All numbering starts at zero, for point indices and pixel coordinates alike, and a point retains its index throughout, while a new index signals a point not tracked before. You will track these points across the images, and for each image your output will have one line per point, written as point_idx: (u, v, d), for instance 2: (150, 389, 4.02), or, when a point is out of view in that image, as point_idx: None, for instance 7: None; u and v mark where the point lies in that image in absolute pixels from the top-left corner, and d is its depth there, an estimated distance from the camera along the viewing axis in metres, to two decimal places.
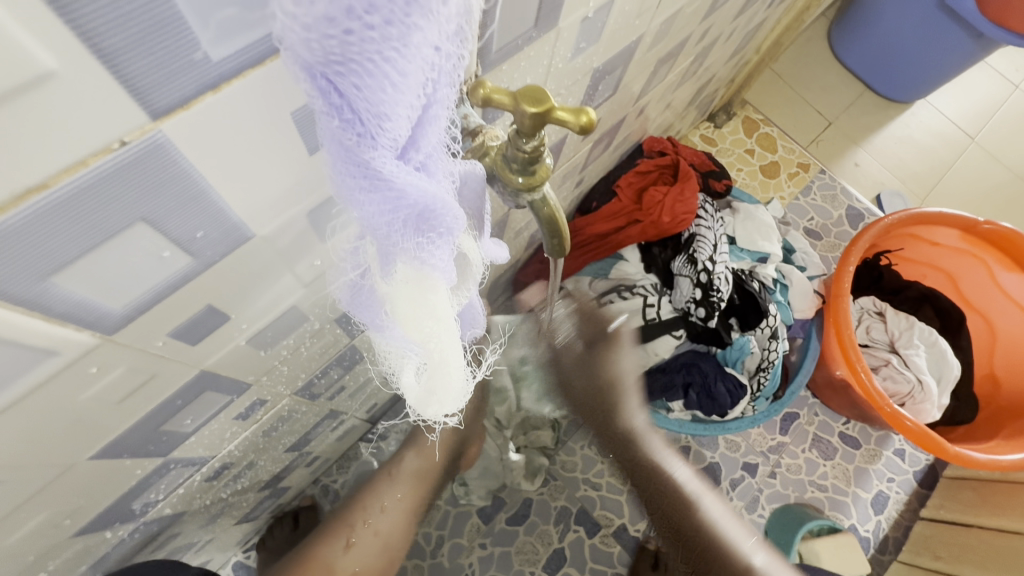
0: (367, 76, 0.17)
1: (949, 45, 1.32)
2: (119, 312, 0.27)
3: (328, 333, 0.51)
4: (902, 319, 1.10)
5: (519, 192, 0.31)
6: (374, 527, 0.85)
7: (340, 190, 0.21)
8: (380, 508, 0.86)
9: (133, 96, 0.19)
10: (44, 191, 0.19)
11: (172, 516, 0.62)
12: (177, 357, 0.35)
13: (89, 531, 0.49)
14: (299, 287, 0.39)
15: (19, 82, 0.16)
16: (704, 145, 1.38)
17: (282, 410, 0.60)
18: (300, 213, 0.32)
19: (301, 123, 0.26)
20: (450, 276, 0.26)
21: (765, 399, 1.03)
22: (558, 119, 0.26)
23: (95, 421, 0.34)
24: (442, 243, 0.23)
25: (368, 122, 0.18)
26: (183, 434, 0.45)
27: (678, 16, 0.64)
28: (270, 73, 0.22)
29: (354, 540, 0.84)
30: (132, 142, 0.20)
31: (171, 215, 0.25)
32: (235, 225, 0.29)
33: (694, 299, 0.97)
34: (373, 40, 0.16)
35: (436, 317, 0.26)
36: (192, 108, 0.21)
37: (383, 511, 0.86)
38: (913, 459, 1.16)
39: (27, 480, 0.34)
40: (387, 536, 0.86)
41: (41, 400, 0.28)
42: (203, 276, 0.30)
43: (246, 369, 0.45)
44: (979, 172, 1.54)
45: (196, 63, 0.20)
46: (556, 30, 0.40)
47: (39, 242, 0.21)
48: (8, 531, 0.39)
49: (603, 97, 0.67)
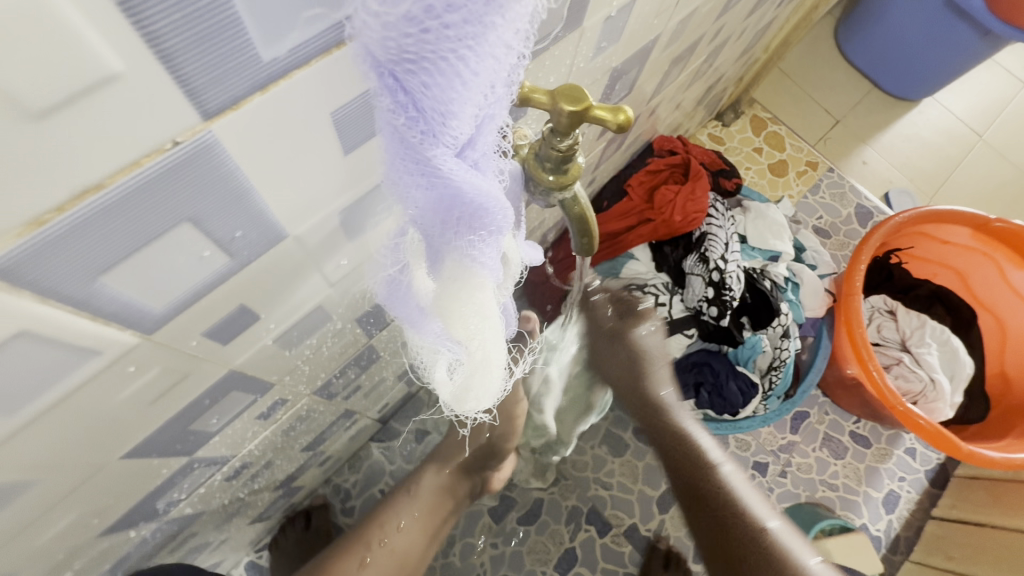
0: (437, 75, 0.17)
1: (959, 42, 1.32)
2: (158, 312, 0.27)
3: (348, 333, 0.52)
4: (913, 318, 1.10)
5: (550, 191, 0.31)
6: (390, 547, 0.78)
7: (397, 186, 0.21)
8: (397, 526, 0.80)
9: (188, 96, 0.19)
10: (100, 190, 0.19)
11: (191, 516, 0.62)
12: (210, 356, 0.35)
13: (113, 530, 0.49)
14: (326, 287, 0.40)
15: (86, 81, 0.16)
16: (712, 144, 1.38)
17: (301, 411, 0.60)
18: (333, 212, 0.32)
19: (339, 123, 0.26)
20: (494, 275, 0.26)
21: (777, 398, 1.02)
22: (596, 118, 0.26)
23: (128, 421, 0.34)
24: (491, 242, 0.24)
25: (432, 120, 0.18)
26: (208, 433, 0.46)
27: (694, 15, 0.63)
28: (315, 73, 0.23)
29: (370, 559, 0.76)
30: (184, 142, 0.20)
31: (215, 216, 0.25)
32: (274, 226, 0.29)
33: (706, 299, 0.98)
34: (449, 40, 0.16)
35: (479, 315, 0.27)
36: (242, 108, 0.21)
37: (400, 530, 0.80)
38: (924, 458, 1.16)
39: (62, 480, 0.35)
40: (406, 555, 0.80)
41: (81, 400, 0.29)
42: (238, 276, 0.30)
43: (271, 369, 0.45)
44: (988, 170, 1.53)
45: (251, 63, 0.20)
46: (580, 30, 0.40)
47: (92, 242, 0.21)
48: (40, 530, 0.39)
49: (618, 96, 0.67)
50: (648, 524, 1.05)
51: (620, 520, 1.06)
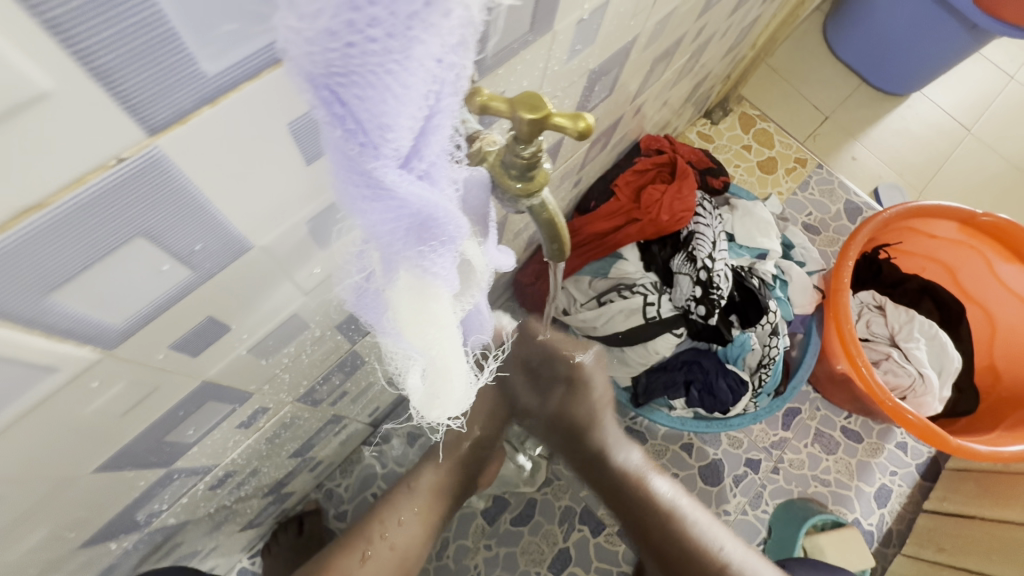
0: (369, 88, 0.17)
1: (944, 36, 1.32)
2: (119, 326, 0.27)
3: (329, 339, 0.51)
4: (901, 313, 1.10)
5: (518, 198, 0.31)
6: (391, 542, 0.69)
7: (345, 200, 0.21)
8: (397, 521, 0.70)
9: (128, 112, 0.19)
10: (42, 210, 0.19)
11: (175, 526, 0.62)
12: (180, 368, 0.35)
13: (93, 543, 0.49)
14: (300, 295, 0.39)
15: (14, 103, 0.16)
16: (701, 142, 1.38)
17: (285, 418, 0.60)
18: (301, 221, 0.32)
19: (299, 134, 0.26)
20: (453, 284, 0.27)
21: (767, 395, 1.03)
22: (556, 125, 0.26)
23: (98, 434, 0.34)
24: (444, 252, 0.24)
25: (371, 133, 0.18)
26: (186, 443, 0.45)
27: (673, 15, 0.63)
28: (266, 85, 0.22)
29: (371, 553, 0.68)
30: (129, 158, 0.20)
31: (171, 229, 0.25)
32: (238, 237, 0.29)
33: (695, 298, 0.97)
34: (376, 53, 0.16)
35: (437, 324, 0.27)
36: (188, 122, 0.21)
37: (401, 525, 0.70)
38: (915, 452, 1.16)
39: (34, 492, 0.35)
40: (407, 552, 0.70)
41: (40, 416, 0.28)
42: (203, 288, 0.30)
43: (249, 377, 0.45)
44: (976, 163, 1.54)
45: (193, 78, 0.20)
46: (552, 33, 0.40)
47: (39, 259, 0.21)
48: (12, 546, 0.39)
49: (600, 97, 0.67)
50: None
51: (613, 519, 1.06)
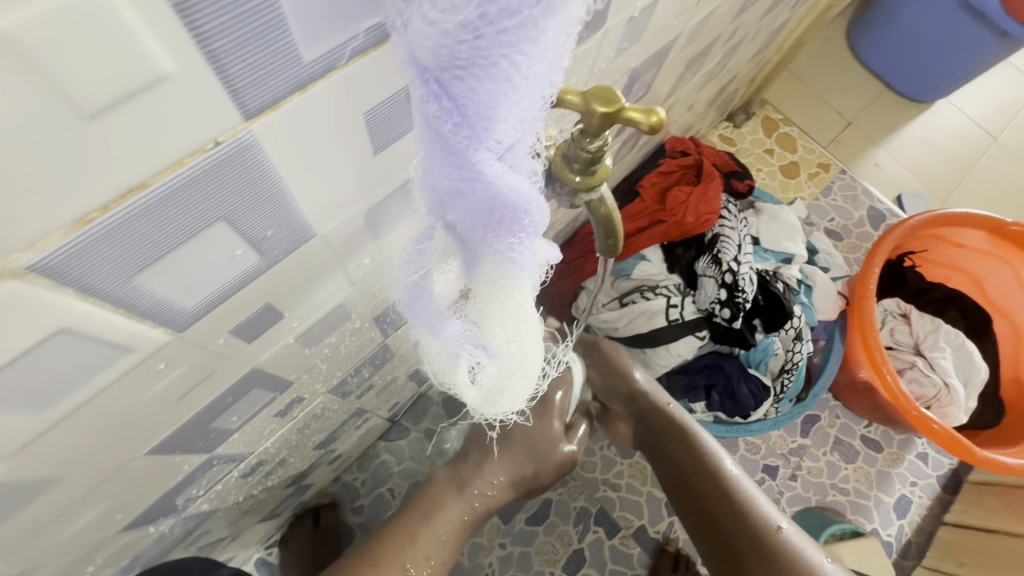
0: (486, 80, 0.18)
1: (973, 41, 1.30)
2: (190, 310, 0.28)
3: (365, 332, 0.52)
4: (927, 321, 1.09)
5: (577, 192, 0.31)
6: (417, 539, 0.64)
7: (438, 192, 0.22)
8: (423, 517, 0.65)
9: (232, 97, 0.19)
10: (144, 190, 0.19)
11: (206, 513, 0.62)
12: (235, 354, 0.35)
13: (134, 526, 0.49)
14: (348, 286, 0.40)
15: (137, 82, 0.16)
16: (723, 145, 1.38)
17: (316, 409, 0.61)
18: (358, 212, 0.32)
19: (371, 123, 0.26)
20: (533, 277, 0.27)
21: (788, 400, 1.01)
22: (627, 119, 0.26)
23: (157, 416, 0.35)
24: (530, 243, 0.24)
25: (477, 124, 0.19)
26: (228, 430, 0.46)
27: (712, 16, 0.63)
28: (352, 73, 0.23)
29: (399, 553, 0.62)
30: (225, 142, 0.20)
31: (248, 215, 0.25)
32: (304, 226, 0.29)
33: (720, 301, 0.96)
34: (502, 45, 0.17)
35: (517, 315, 0.28)
36: (280, 108, 0.21)
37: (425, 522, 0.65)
38: (936, 464, 1.15)
39: (92, 473, 0.35)
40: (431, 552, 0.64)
41: (110, 397, 0.29)
42: (266, 275, 0.31)
43: (291, 367, 0.45)
44: (1002, 172, 1.52)
45: (292, 65, 0.20)
46: (603, 31, 0.40)
47: (135, 241, 0.21)
48: (64, 525, 0.40)
49: (635, 97, 0.67)
50: (657, 526, 1.05)
51: (628, 521, 1.05)
